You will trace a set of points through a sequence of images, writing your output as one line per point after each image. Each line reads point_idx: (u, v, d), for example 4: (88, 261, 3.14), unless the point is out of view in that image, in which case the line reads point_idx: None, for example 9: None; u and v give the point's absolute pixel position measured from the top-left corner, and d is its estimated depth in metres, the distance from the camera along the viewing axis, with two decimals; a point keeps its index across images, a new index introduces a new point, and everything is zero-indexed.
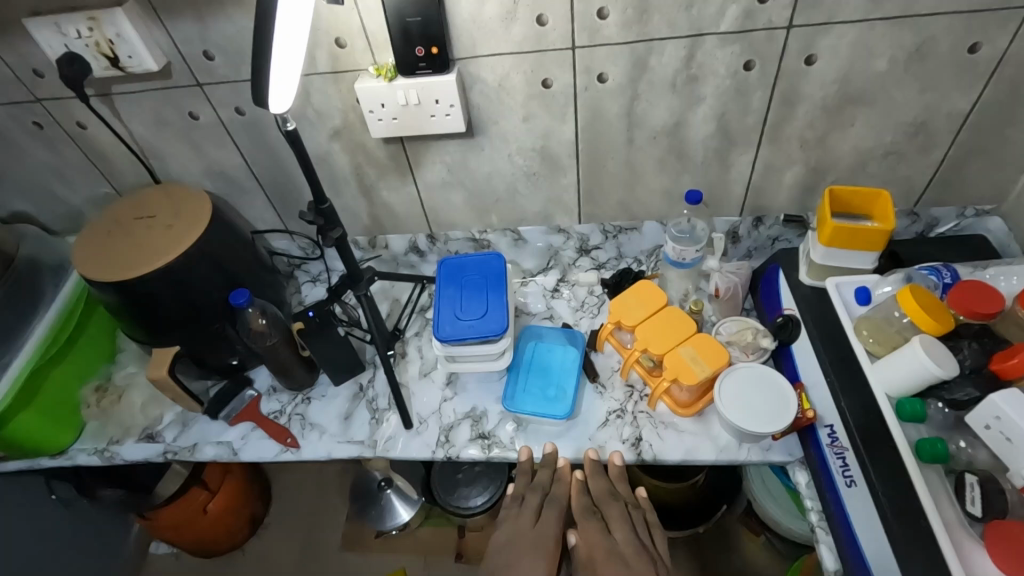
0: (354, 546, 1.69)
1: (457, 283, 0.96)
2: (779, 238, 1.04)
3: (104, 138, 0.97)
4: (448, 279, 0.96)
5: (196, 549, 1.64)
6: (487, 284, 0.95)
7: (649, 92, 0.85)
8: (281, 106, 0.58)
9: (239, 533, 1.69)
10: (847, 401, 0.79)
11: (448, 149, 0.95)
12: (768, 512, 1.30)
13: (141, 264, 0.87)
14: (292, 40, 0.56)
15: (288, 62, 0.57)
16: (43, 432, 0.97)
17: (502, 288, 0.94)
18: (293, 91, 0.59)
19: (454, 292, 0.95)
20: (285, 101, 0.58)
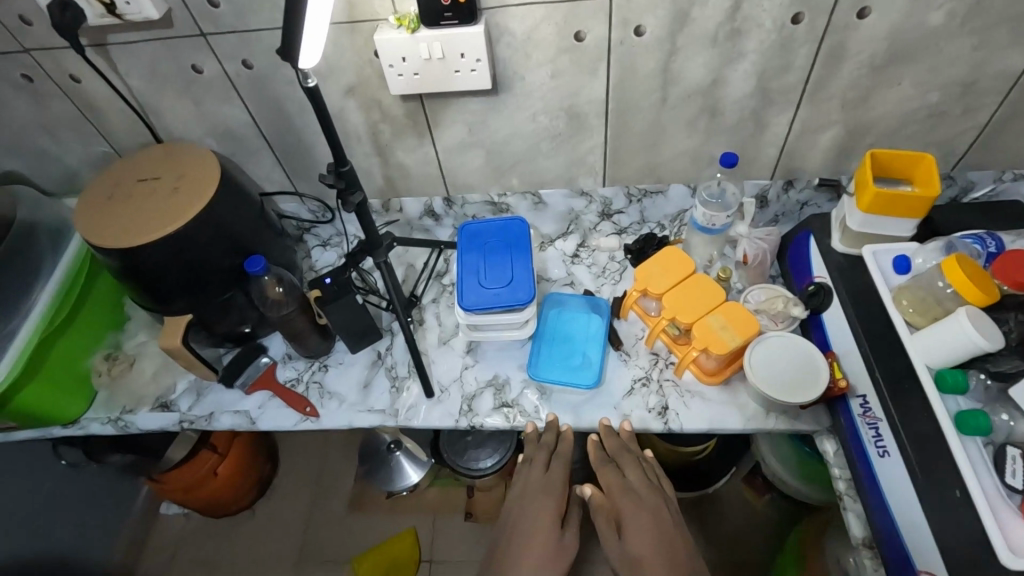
0: (363, 505, 1.71)
1: (479, 248, 0.92)
2: (809, 204, 1.01)
3: (99, 93, 0.91)
4: (468, 246, 0.93)
5: (207, 510, 1.65)
6: (511, 249, 0.92)
7: (688, 47, 0.79)
8: (311, 63, 0.52)
9: (248, 494, 1.70)
10: (881, 371, 0.78)
11: (469, 107, 0.89)
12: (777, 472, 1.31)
13: (148, 230, 0.83)
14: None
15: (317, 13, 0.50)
16: (53, 402, 0.95)
17: (527, 254, 0.91)
18: (322, 46, 0.53)
19: (477, 258, 0.91)
20: (314, 57, 0.52)
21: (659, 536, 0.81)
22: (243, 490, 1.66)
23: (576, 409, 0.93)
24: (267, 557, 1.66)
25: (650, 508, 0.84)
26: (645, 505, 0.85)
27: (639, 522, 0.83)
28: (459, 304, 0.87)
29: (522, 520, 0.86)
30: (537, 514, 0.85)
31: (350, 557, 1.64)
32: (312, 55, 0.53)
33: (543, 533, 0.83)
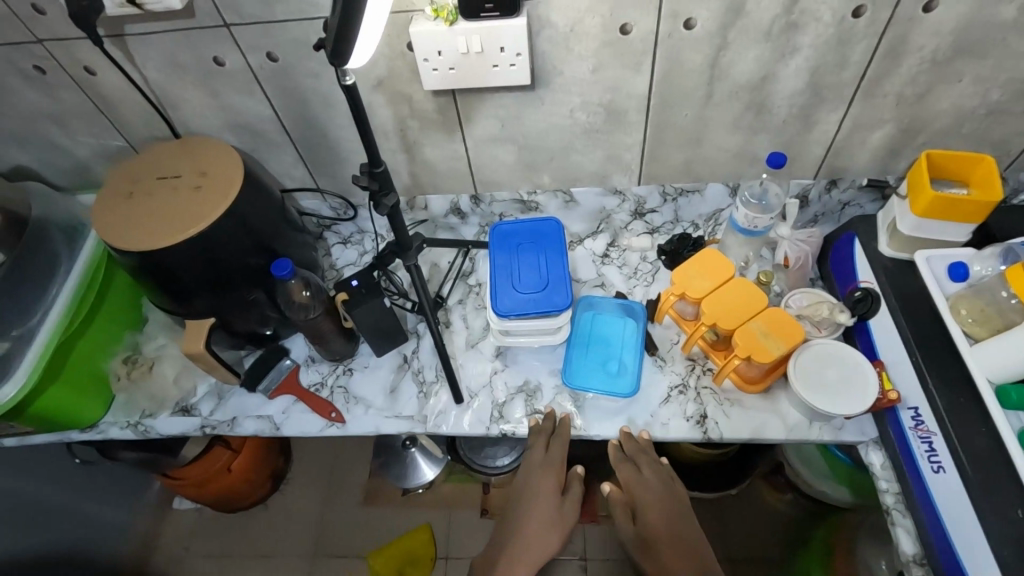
0: (377, 500, 1.69)
1: (512, 250, 0.89)
2: (851, 204, 0.97)
3: (115, 86, 0.86)
4: (501, 247, 0.90)
5: (221, 505, 1.62)
6: (544, 252, 0.89)
7: (739, 41, 0.75)
8: (360, 63, 0.51)
9: (262, 488, 1.67)
10: (934, 381, 0.76)
11: (503, 102, 0.85)
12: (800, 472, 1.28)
13: (171, 232, 0.79)
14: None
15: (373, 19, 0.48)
16: (72, 406, 0.92)
17: (561, 258, 0.88)
18: (372, 47, 0.51)
19: (510, 261, 0.88)
20: (363, 59, 0.50)
21: (659, 532, 0.83)
22: (256, 484, 1.63)
23: (611, 417, 0.90)
24: (280, 551, 1.64)
25: (658, 508, 0.85)
26: (652, 501, 0.86)
27: (646, 522, 0.84)
28: (493, 308, 0.84)
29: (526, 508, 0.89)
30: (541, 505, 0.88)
31: (364, 552, 1.62)
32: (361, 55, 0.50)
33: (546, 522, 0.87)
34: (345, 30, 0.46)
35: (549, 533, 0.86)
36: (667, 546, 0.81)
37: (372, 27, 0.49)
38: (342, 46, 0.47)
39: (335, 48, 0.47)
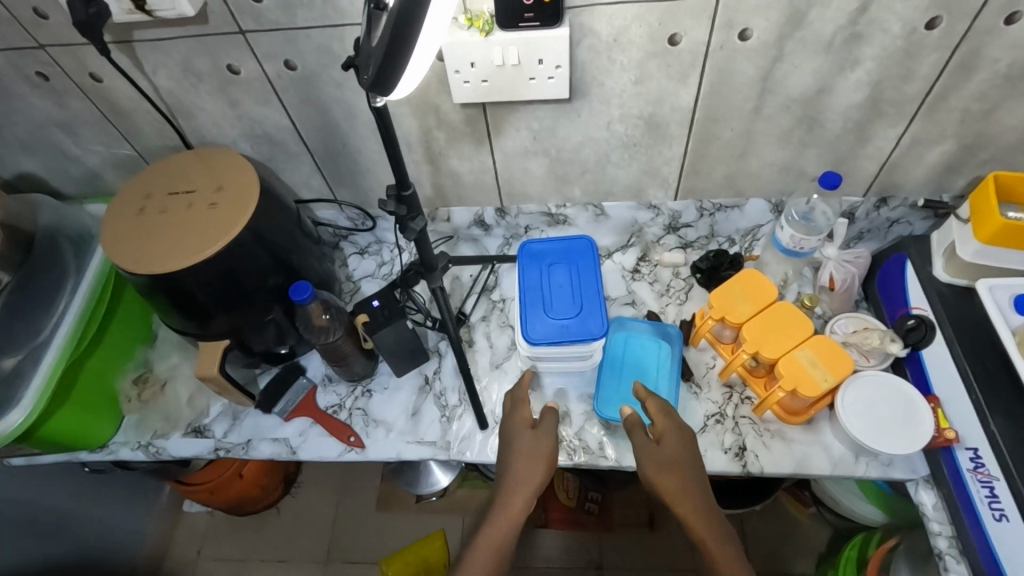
0: (389, 504, 1.65)
1: (544, 270, 0.86)
2: (900, 221, 0.92)
3: (122, 93, 0.81)
4: (531, 267, 0.86)
5: (233, 510, 1.59)
6: (577, 272, 0.85)
7: (797, 53, 0.69)
8: (403, 92, 0.47)
9: (274, 491, 1.64)
10: (997, 424, 0.71)
11: (537, 114, 0.79)
12: (828, 488, 1.22)
13: (187, 253, 0.74)
14: (439, 19, 0.43)
15: (423, 50, 0.44)
16: (82, 428, 0.88)
17: (596, 281, 0.84)
18: (418, 77, 0.47)
19: (542, 282, 0.85)
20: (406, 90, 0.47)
21: (670, 471, 0.76)
22: (269, 487, 1.60)
23: None
24: (294, 556, 1.62)
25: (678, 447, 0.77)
26: (671, 441, 0.78)
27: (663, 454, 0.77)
28: (525, 335, 0.81)
29: (507, 451, 0.81)
30: (525, 451, 0.79)
31: (378, 556, 1.60)
32: (405, 85, 0.47)
33: (531, 462, 0.79)
34: (392, 62, 0.42)
35: (537, 470, 0.78)
36: (678, 487, 0.75)
37: (420, 58, 0.45)
38: (387, 78, 0.43)
39: (378, 79, 0.43)
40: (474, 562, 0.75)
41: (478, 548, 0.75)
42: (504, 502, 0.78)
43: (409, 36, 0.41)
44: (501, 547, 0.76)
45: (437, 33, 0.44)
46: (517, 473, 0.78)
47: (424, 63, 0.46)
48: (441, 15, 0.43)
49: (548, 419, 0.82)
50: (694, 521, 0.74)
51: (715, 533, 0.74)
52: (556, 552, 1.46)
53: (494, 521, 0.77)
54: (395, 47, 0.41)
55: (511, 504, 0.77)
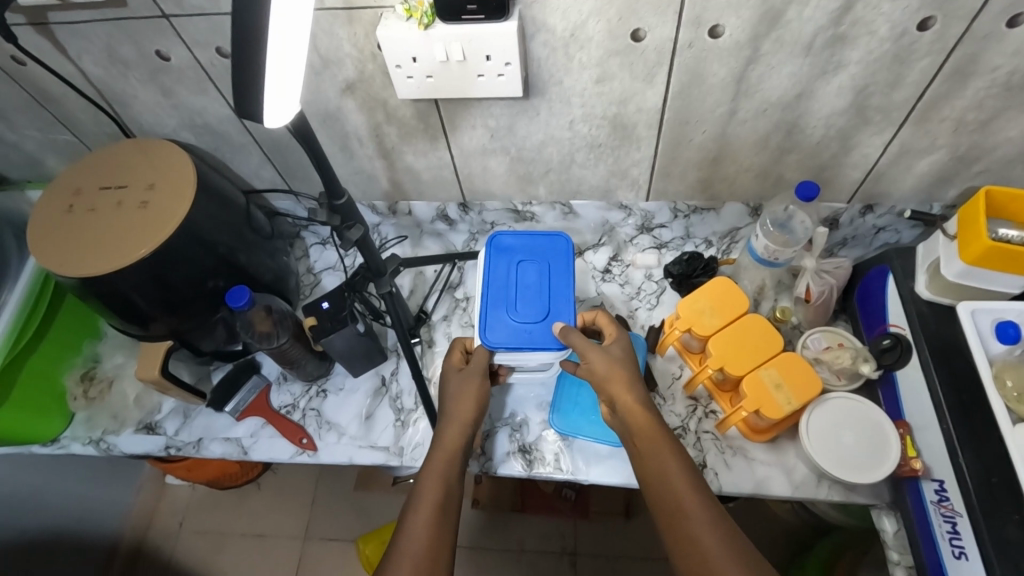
0: (371, 486, 1.47)
1: (514, 265, 0.77)
2: (886, 229, 0.86)
3: (51, 80, 0.76)
4: (497, 260, 0.77)
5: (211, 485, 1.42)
6: (550, 270, 0.77)
7: (774, 53, 0.63)
8: (275, 94, 0.43)
9: (252, 470, 1.44)
10: (966, 459, 0.66)
11: (493, 111, 0.73)
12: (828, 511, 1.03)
13: (116, 258, 0.70)
14: (295, 32, 0.42)
15: (287, 65, 0.42)
16: (27, 424, 0.86)
17: (569, 281, 0.76)
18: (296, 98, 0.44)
19: (510, 278, 0.76)
20: (290, 112, 0.44)
21: (623, 374, 0.71)
22: (247, 466, 1.40)
23: (600, 462, 0.82)
24: (274, 531, 1.44)
25: (627, 357, 0.73)
26: (624, 353, 0.73)
27: (615, 356, 0.72)
28: (485, 340, 0.73)
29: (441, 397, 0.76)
30: (463, 390, 0.74)
31: (355, 535, 1.42)
32: (284, 106, 0.44)
33: (463, 400, 0.74)
34: (244, 88, 0.42)
35: (468, 405, 0.73)
36: (630, 385, 0.70)
37: (285, 61, 0.42)
38: (245, 95, 0.42)
39: (242, 105, 0.43)
40: (418, 517, 0.63)
41: (422, 486, 0.66)
42: (437, 436, 0.71)
43: (252, 57, 0.41)
44: (447, 480, 0.67)
45: (300, 48, 0.43)
46: (445, 409, 0.74)
47: (299, 80, 0.44)
48: (298, 28, 0.42)
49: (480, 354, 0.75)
50: (651, 428, 0.67)
51: (667, 437, 0.66)
52: (528, 534, 1.39)
53: (434, 453, 0.70)
54: (245, 66, 0.41)
55: (445, 434, 0.71)
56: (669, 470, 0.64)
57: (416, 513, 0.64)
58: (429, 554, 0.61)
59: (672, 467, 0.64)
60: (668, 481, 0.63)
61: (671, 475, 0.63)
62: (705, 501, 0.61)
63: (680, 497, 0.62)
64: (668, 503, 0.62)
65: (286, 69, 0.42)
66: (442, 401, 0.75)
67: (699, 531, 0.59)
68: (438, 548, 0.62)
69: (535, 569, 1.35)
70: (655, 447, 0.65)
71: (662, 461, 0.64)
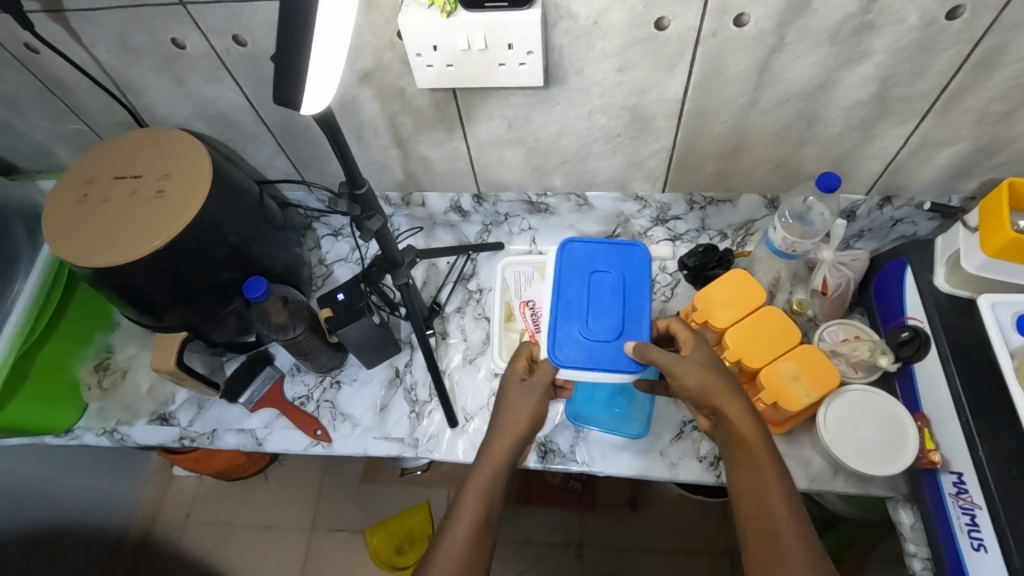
0: (377, 478, 1.46)
1: (586, 276, 0.72)
2: (903, 221, 0.86)
3: (64, 68, 0.75)
4: (571, 272, 0.72)
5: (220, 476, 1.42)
6: (625, 284, 0.71)
7: (798, 43, 0.62)
8: (313, 78, 0.43)
9: (261, 461, 1.44)
10: (986, 451, 0.66)
11: (511, 101, 0.72)
12: (838, 504, 1.02)
13: (132, 248, 0.69)
14: (336, 27, 0.42)
15: (324, 46, 0.42)
16: (42, 414, 0.86)
17: (646, 298, 0.70)
18: (334, 87, 0.44)
19: (585, 293, 0.71)
20: (325, 100, 0.44)
21: (714, 380, 0.67)
22: (256, 457, 1.41)
23: (616, 454, 0.82)
24: (281, 523, 1.44)
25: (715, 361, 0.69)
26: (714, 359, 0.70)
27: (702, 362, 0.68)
28: (553, 358, 0.68)
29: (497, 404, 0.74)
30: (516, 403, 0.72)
31: (362, 526, 1.43)
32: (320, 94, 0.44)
33: (517, 411, 0.72)
34: (285, 70, 0.42)
35: (522, 420, 0.72)
36: (726, 390, 0.67)
37: (329, 44, 0.43)
38: (286, 75, 0.42)
39: (278, 96, 0.43)
40: (462, 522, 0.63)
41: (465, 491, 0.65)
42: (486, 445, 0.70)
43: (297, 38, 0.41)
44: (490, 491, 0.66)
45: (341, 44, 0.43)
46: (501, 416, 0.72)
47: (338, 70, 0.44)
48: (341, 25, 0.43)
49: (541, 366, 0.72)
50: (752, 435, 0.65)
51: (770, 451, 0.63)
52: (535, 526, 1.38)
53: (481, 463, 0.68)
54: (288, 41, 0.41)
55: (494, 444, 0.70)
56: (768, 486, 0.61)
57: (459, 519, 0.63)
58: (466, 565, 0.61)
59: (772, 484, 0.61)
60: (764, 492, 0.61)
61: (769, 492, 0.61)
62: (801, 522, 0.59)
63: (777, 517, 0.59)
64: (760, 520, 0.60)
65: (323, 63, 0.43)
66: (498, 410, 0.74)
67: (792, 553, 0.57)
68: (476, 559, 0.61)
69: (541, 560, 1.35)
70: (754, 462, 0.63)
71: (761, 470, 0.62)
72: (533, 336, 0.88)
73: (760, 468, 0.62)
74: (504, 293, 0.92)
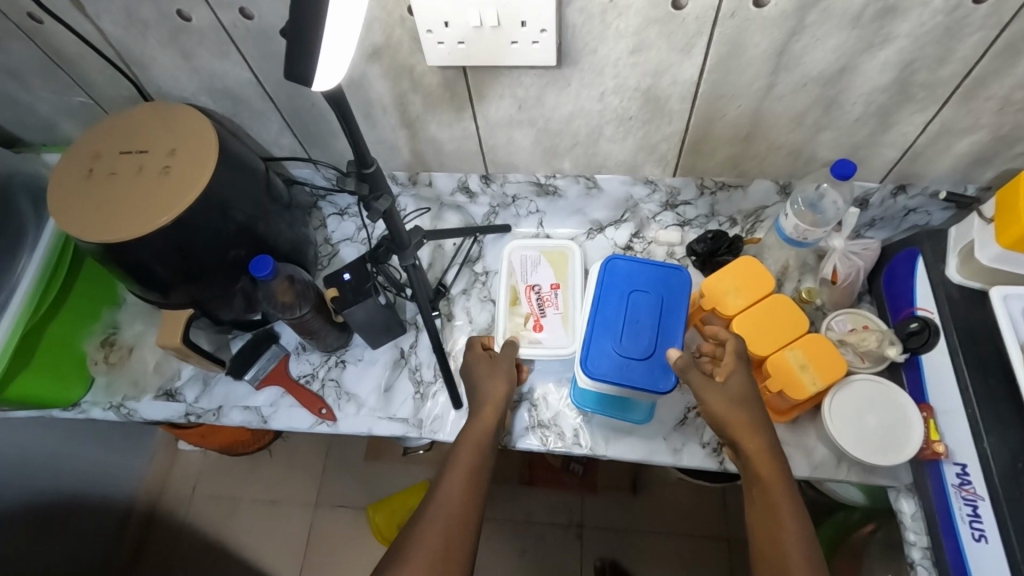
0: (381, 456, 1.48)
1: (626, 295, 0.79)
2: (916, 211, 0.84)
3: (69, 40, 0.74)
4: (612, 290, 0.79)
5: (225, 451, 1.44)
6: (661, 308, 0.78)
7: (820, 25, 0.60)
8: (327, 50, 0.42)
9: (265, 436, 1.45)
10: (992, 444, 0.67)
11: (523, 80, 0.71)
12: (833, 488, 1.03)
13: (138, 223, 0.69)
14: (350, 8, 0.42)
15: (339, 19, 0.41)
16: (50, 388, 0.86)
17: (678, 324, 0.77)
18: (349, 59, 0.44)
19: (623, 311, 0.78)
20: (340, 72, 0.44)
21: (742, 413, 0.67)
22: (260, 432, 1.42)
23: (620, 438, 0.83)
24: (286, 498, 1.46)
25: (748, 389, 0.69)
26: (746, 390, 0.69)
27: (734, 391, 0.68)
28: (586, 368, 0.75)
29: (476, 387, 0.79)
30: (494, 374, 0.79)
31: (366, 502, 1.44)
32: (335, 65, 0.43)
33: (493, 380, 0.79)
34: (300, 45, 0.41)
35: (502, 386, 0.78)
36: (748, 424, 0.67)
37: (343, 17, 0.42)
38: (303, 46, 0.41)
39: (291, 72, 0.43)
40: (453, 479, 0.69)
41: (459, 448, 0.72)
42: (474, 414, 0.76)
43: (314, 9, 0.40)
44: (480, 446, 0.72)
45: (350, 40, 0.43)
46: (480, 391, 0.79)
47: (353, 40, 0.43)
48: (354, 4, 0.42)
49: (510, 350, 0.82)
50: (770, 475, 0.65)
51: (786, 484, 0.64)
52: (537, 506, 1.39)
53: (472, 425, 0.75)
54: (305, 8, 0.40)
55: (480, 413, 0.76)
56: (780, 530, 0.62)
57: (451, 473, 0.69)
58: (461, 513, 0.66)
59: (784, 522, 0.62)
60: (776, 535, 0.62)
61: (781, 520, 0.62)
62: (808, 560, 0.60)
63: (787, 559, 0.60)
64: (768, 552, 0.62)
65: (336, 48, 0.43)
66: (476, 387, 0.80)
67: None
68: (469, 507, 0.67)
69: (542, 540, 1.36)
70: (768, 494, 0.64)
71: (775, 509, 0.63)
72: (538, 322, 0.86)
73: (773, 507, 0.63)
74: (510, 277, 0.90)
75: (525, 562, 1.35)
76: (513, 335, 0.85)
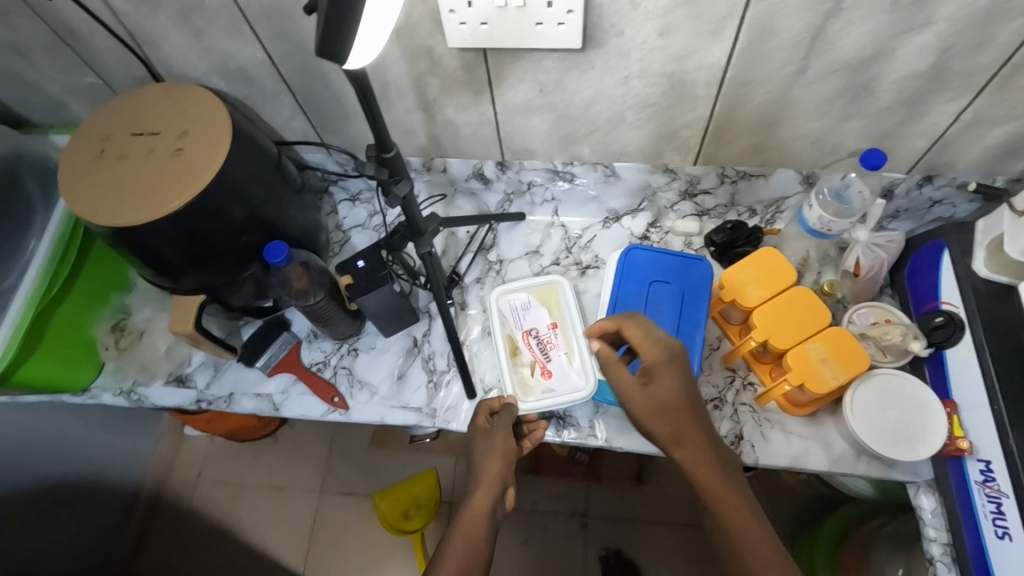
0: (386, 444, 1.47)
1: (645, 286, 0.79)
2: (942, 202, 0.83)
3: (78, 18, 0.72)
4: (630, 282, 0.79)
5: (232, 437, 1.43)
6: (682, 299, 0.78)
7: (855, 9, 0.58)
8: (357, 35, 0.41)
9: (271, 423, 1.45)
10: (1016, 441, 0.66)
11: (544, 64, 0.69)
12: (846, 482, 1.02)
13: (149, 208, 0.67)
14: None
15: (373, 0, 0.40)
16: (61, 373, 0.86)
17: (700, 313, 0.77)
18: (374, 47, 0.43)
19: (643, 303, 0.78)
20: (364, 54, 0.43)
21: (666, 419, 0.66)
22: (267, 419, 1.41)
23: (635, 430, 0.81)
24: (292, 484, 1.46)
25: (669, 392, 0.66)
26: (666, 397, 0.66)
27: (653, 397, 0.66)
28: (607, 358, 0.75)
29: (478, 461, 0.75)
30: (494, 452, 0.75)
31: (372, 490, 1.44)
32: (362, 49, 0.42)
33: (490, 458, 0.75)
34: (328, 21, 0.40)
35: (498, 466, 0.74)
36: (673, 433, 0.65)
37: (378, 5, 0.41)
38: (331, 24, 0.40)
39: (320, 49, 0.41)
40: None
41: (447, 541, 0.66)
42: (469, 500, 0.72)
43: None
44: (470, 536, 0.67)
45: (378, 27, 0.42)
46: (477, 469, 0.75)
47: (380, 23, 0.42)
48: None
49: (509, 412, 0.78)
50: (712, 481, 0.64)
51: (730, 483, 0.64)
52: (542, 496, 1.39)
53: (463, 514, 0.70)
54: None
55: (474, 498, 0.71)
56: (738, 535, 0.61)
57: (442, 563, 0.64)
58: None
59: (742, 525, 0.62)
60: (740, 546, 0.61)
61: (736, 519, 0.62)
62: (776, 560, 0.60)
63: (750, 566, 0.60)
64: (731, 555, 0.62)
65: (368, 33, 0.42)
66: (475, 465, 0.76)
67: None
68: None
69: (547, 529, 1.36)
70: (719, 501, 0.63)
71: (729, 517, 0.62)
72: (545, 368, 0.82)
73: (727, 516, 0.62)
74: (503, 326, 0.86)
75: (530, 551, 1.35)
76: (522, 390, 0.82)
